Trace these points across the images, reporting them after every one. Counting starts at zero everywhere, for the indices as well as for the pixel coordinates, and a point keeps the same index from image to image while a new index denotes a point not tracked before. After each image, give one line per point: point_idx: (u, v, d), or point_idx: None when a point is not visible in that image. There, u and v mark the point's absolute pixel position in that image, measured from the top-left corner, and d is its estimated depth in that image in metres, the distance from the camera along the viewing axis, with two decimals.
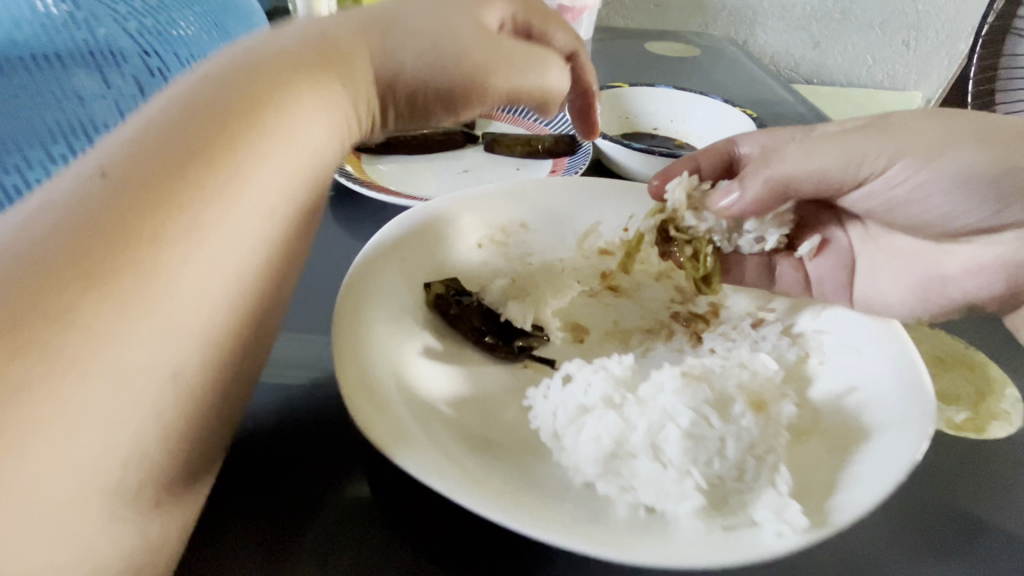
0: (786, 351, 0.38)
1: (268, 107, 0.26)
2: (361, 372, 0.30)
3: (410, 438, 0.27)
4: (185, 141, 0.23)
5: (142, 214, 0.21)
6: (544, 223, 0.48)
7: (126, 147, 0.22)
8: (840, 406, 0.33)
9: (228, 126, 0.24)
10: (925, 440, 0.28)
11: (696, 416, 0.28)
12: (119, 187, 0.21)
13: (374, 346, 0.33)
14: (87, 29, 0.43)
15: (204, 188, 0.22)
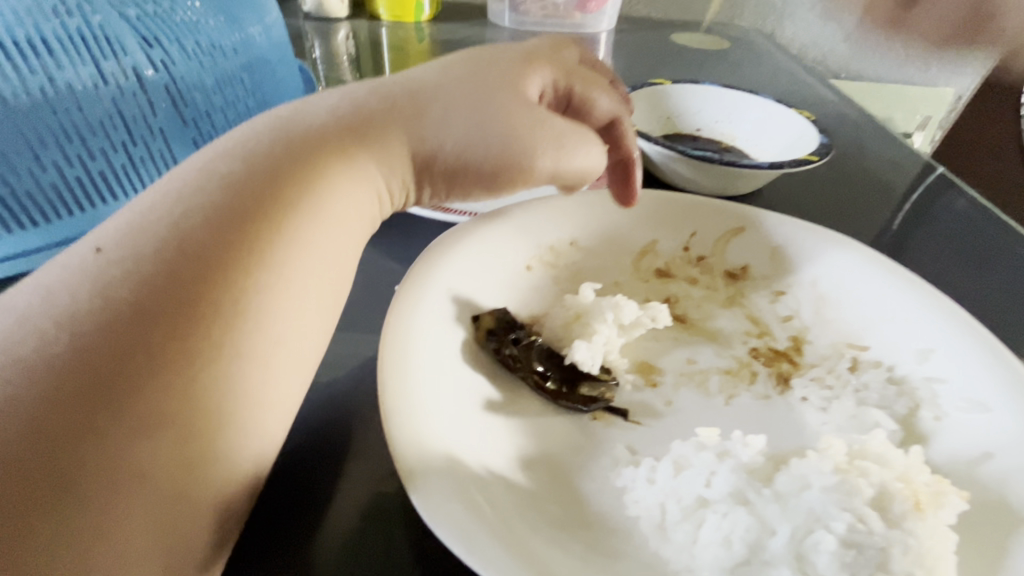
0: (894, 402, 0.34)
1: (291, 183, 0.28)
2: (425, 450, 0.25)
3: (445, 485, 0.24)
4: (207, 219, 0.25)
5: (158, 293, 0.23)
6: (598, 242, 0.42)
7: (136, 227, 0.24)
8: (975, 478, 0.29)
9: (252, 203, 0.26)
10: None
11: (852, 519, 0.25)
12: (117, 265, 0.23)
13: (428, 406, 0.28)
14: (81, 16, 0.42)
15: (216, 260, 0.24)
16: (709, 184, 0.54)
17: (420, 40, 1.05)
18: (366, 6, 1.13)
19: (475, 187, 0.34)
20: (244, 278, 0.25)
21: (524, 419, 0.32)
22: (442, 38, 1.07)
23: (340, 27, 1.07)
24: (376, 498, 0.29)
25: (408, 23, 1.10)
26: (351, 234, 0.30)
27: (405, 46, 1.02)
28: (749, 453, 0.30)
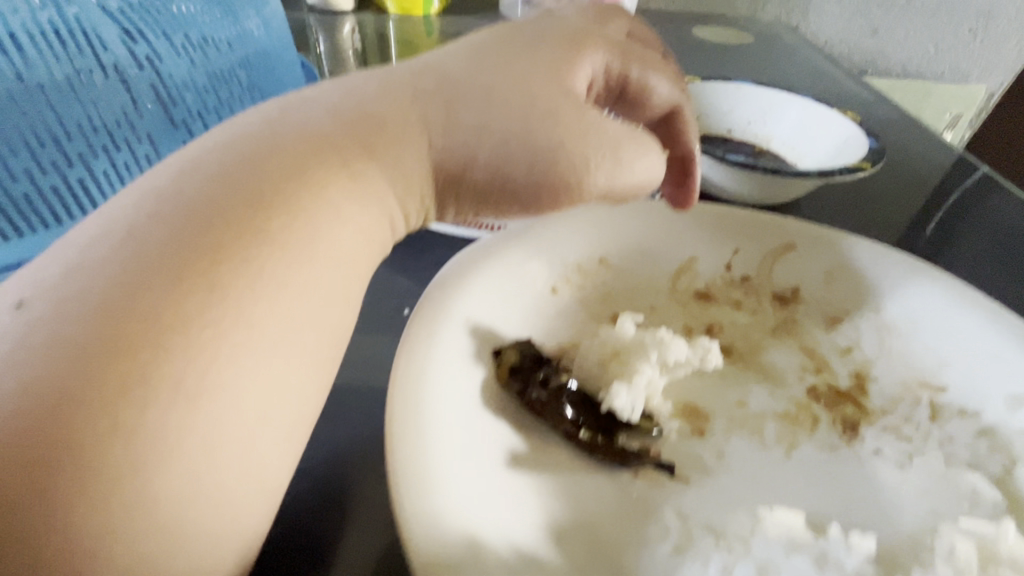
0: (987, 460, 0.30)
1: (281, 206, 0.22)
2: (463, 554, 0.21)
3: None
4: (169, 253, 0.19)
5: (97, 366, 0.17)
6: (630, 261, 0.38)
7: (63, 269, 0.18)
8: None
9: (227, 227, 0.21)
10: None
11: None
12: (37, 328, 0.17)
13: (457, 484, 0.23)
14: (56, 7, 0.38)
15: (184, 315, 0.19)
16: (750, 193, 0.49)
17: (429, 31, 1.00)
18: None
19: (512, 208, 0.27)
20: (217, 332, 0.19)
21: (558, 477, 0.27)
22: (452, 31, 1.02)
23: (346, 19, 1.02)
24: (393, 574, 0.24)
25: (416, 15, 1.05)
26: (358, 264, 0.25)
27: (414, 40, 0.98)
28: (852, 553, 0.25)
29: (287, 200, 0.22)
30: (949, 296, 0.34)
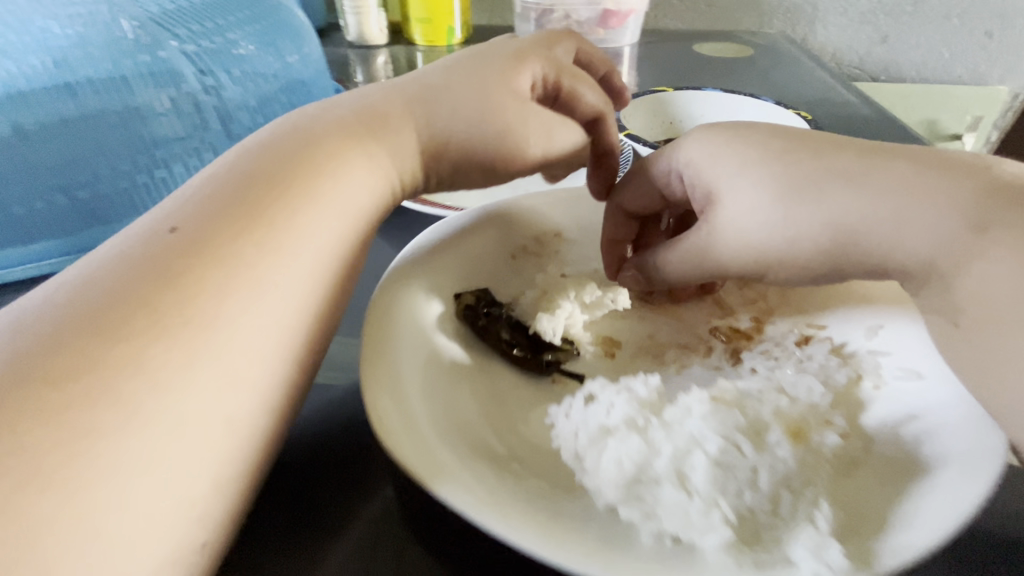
0: (835, 373, 0.35)
1: (318, 173, 0.34)
2: (393, 393, 0.28)
3: (410, 418, 0.27)
4: (243, 204, 0.31)
5: (202, 265, 0.27)
6: (578, 233, 0.47)
7: (188, 208, 0.30)
8: (898, 436, 0.30)
9: (285, 184, 0.32)
10: (995, 475, 0.25)
11: (725, 444, 0.27)
12: (174, 238, 0.28)
13: (393, 356, 0.32)
14: (149, 52, 0.53)
15: (266, 235, 0.30)
16: None
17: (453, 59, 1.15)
18: (402, 35, 1.24)
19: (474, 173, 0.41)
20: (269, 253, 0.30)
21: (484, 380, 0.36)
22: None
23: (378, 53, 1.18)
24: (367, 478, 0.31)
25: (440, 47, 1.20)
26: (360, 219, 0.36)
27: None
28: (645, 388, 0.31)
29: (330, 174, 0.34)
30: None
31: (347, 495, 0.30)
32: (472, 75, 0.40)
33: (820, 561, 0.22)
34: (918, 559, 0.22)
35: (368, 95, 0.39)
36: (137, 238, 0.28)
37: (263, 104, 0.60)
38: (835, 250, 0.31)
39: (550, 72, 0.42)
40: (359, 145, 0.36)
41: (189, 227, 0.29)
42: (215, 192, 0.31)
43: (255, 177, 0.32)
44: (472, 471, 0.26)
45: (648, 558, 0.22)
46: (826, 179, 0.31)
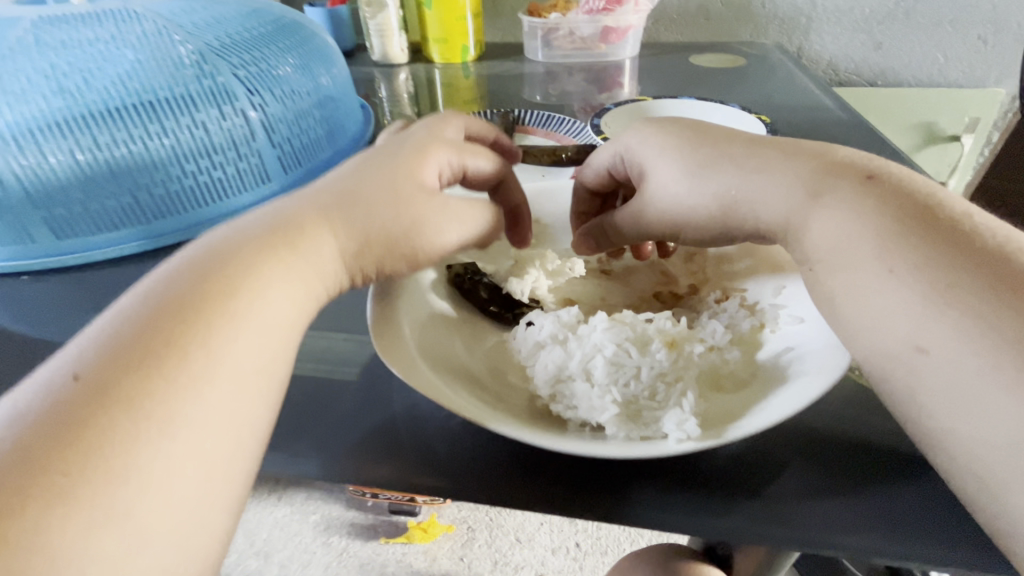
0: (742, 322, 0.44)
1: (234, 278, 0.34)
2: (398, 332, 0.40)
3: (407, 350, 0.38)
4: (161, 324, 0.31)
5: (118, 391, 0.29)
6: (556, 221, 0.58)
7: (95, 352, 0.30)
8: (777, 362, 0.39)
9: (199, 298, 0.33)
10: (828, 385, 0.33)
11: (618, 349, 0.35)
12: (86, 386, 0.29)
13: (403, 305, 0.43)
14: (210, 77, 0.65)
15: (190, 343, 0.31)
16: None
17: (467, 78, 1.27)
18: (422, 54, 1.38)
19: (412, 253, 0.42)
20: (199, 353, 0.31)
21: (472, 327, 0.47)
22: (483, 73, 1.29)
23: (399, 70, 1.31)
24: (377, 395, 0.44)
25: (456, 64, 1.33)
26: (296, 312, 0.36)
27: (451, 83, 1.25)
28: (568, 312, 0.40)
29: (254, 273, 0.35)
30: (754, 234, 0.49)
31: (363, 403, 0.43)
32: (377, 167, 0.42)
33: (680, 429, 0.31)
34: (755, 433, 0.32)
35: (280, 208, 0.40)
36: (42, 390, 0.29)
37: (299, 117, 0.73)
38: (724, 213, 0.41)
39: (453, 157, 0.46)
40: (274, 253, 0.36)
41: (89, 371, 0.29)
42: (129, 324, 0.31)
43: (162, 323, 0.32)
44: (452, 390, 0.37)
45: (563, 440, 0.32)
46: (721, 160, 0.41)
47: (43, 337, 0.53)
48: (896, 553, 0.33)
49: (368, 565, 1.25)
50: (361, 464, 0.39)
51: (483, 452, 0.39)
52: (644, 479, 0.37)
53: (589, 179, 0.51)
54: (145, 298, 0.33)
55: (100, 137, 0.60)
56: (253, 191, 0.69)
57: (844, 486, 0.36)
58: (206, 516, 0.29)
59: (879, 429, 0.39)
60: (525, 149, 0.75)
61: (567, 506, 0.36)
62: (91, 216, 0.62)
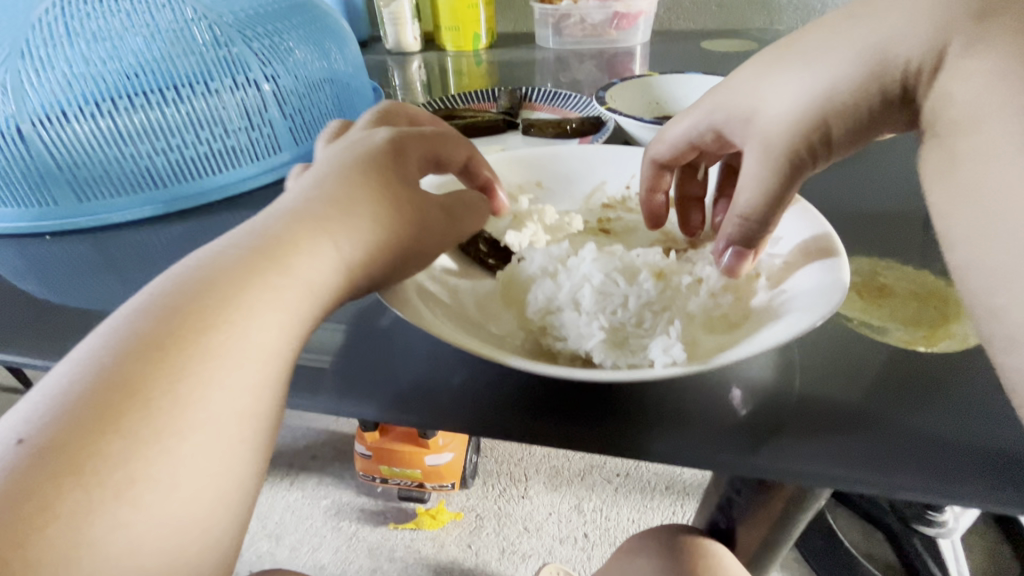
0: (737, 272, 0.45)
1: (207, 324, 0.31)
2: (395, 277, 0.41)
3: (402, 292, 0.40)
4: (121, 375, 0.29)
5: (74, 460, 0.27)
6: (558, 184, 0.59)
7: (47, 415, 0.28)
8: (770, 304, 0.39)
9: (165, 349, 0.30)
10: (816, 319, 0.34)
11: (606, 279, 0.36)
12: (38, 453, 0.27)
13: None
14: (225, 48, 0.67)
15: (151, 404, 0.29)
16: None
17: (478, 64, 1.28)
18: (435, 43, 1.39)
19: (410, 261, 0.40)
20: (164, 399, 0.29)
21: (471, 275, 0.48)
22: (495, 61, 1.30)
23: (412, 59, 1.33)
24: (384, 346, 0.45)
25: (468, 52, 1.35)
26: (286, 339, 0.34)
27: (463, 70, 1.26)
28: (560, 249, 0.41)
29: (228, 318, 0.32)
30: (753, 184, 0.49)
31: (370, 354, 0.45)
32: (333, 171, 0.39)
33: (666, 354, 0.32)
34: (737, 360, 0.32)
35: (267, 222, 0.36)
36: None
37: (310, 89, 0.75)
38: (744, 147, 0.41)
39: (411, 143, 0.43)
40: (257, 280, 0.33)
41: (36, 432, 0.27)
42: (81, 379, 0.29)
43: (118, 377, 0.29)
44: (448, 328, 0.38)
45: (552, 367, 0.33)
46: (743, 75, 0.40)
47: (67, 297, 0.56)
48: (873, 483, 0.35)
49: (377, 550, 1.26)
50: (365, 406, 0.41)
51: (479, 391, 0.41)
52: (638, 416, 0.39)
53: (664, 153, 0.49)
54: (93, 355, 0.30)
55: (119, 103, 0.63)
56: (262, 160, 0.73)
57: (830, 426, 0.37)
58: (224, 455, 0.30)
59: (873, 383, 0.40)
60: (531, 122, 0.76)
61: (563, 439, 0.38)
62: (110, 179, 0.66)
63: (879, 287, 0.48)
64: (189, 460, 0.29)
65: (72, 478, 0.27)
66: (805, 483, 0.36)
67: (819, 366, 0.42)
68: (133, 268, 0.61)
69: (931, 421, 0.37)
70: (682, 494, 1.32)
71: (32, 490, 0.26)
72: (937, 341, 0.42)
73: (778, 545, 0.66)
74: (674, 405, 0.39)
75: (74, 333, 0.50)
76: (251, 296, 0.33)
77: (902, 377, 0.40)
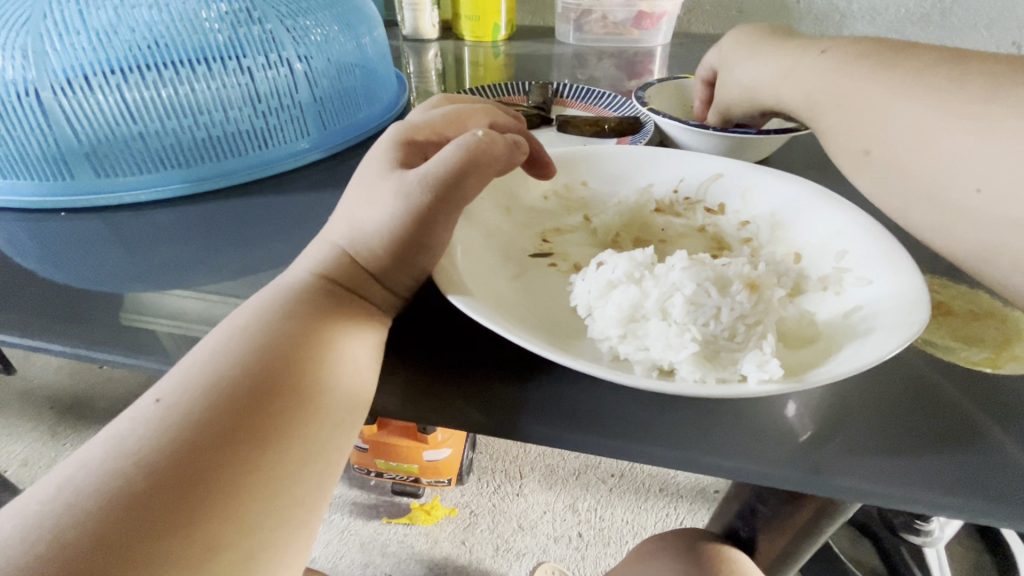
0: (811, 286, 0.44)
1: (294, 341, 0.34)
2: (457, 273, 0.40)
3: (464, 288, 0.39)
4: (210, 391, 0.31)
5: (165, 464, 0.28)
6: (606, 182, 0.57)
7: (149, 419, 0.30)
8: (848, 321, 0.39)
9: (256, 368, 0.32)
10: (908, 338, 0.33)
11: (698, 289, 0.35)
12: (138, 446, 0.29)
13: (458, 247, 0.43)
14: (259, 24, 0.64)
15: (241, 412, 0.31)
16: (715, 151, 0.65)
17: (496, 56, 1.26)
18: (453, 31, 1.37)
19: (451, 268, 0.40)
20: (245, 408, 0.31)
21: (521, 274, 0.47)
22: (513, 53, 1.27)
23: (429, 46, 1.30)
24: (436, 334, 0.41)
25: (486, 42, 1.32)
26: (358, 353, 0.36)
27: (481, 60, 1.24)
28: (642, 254, 0.39)
29: (314, 342, 0.34)
30: (805, 195, 0.50)
31: (419, 342, 0.40)
32: (394, 188, 0.40)
33: (763, 371, 0.31)
34: (833, 380, 0.32)
35: (345, 242, 0.40)
36: (132, 415, 0.30)
37: (341, 72, 0.72)
38: None
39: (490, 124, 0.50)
40: (335, 303, 0.37)
41: (172, 394, 0.31)
42: (205, 367, 0.32)
43: (243, 366, 0.32)
44: (517, 331, 0.37)
45: (638, 379, 0.32)
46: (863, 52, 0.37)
47: (84, 278, 0.52)
48: (948, 506, 0.33)
49: (369, 544, 1.24)
50: (408, 403, 0.37)
51: (547, 393, 0.38)
52: (705, 428, 0.37)
53: None
54: (215, 349, 0.33)
55: (146, 74, 0.59)
56: (291, 143, 0.70)
57: (912, 445, 0.36)
58: (280, 483, 0.30)
59: (956, 403, 0.39)
60: (567, 118, 0.74)
61: (625, 451, 0.36)
62: (130, 154, 0.62)
63: (936, 303, 0.47)
64: (258, 472, 0.30)
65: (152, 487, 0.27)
66: (878, 503, 0.34)
67: (898, 379, 0.40)
68: (155, 250, 0.58)
69: (1010, 444, 0.36)
70: (675, 496, 1.32)
71: (110, 503, 0.27)
72: (1004, 362, 0.42)
73: (797, 555, 0.66)
74: (743, 418, 0.37)
75: (88, 316, 0.48)
76: (325, 314, 0.36)
77: (964, 393, 0.39)
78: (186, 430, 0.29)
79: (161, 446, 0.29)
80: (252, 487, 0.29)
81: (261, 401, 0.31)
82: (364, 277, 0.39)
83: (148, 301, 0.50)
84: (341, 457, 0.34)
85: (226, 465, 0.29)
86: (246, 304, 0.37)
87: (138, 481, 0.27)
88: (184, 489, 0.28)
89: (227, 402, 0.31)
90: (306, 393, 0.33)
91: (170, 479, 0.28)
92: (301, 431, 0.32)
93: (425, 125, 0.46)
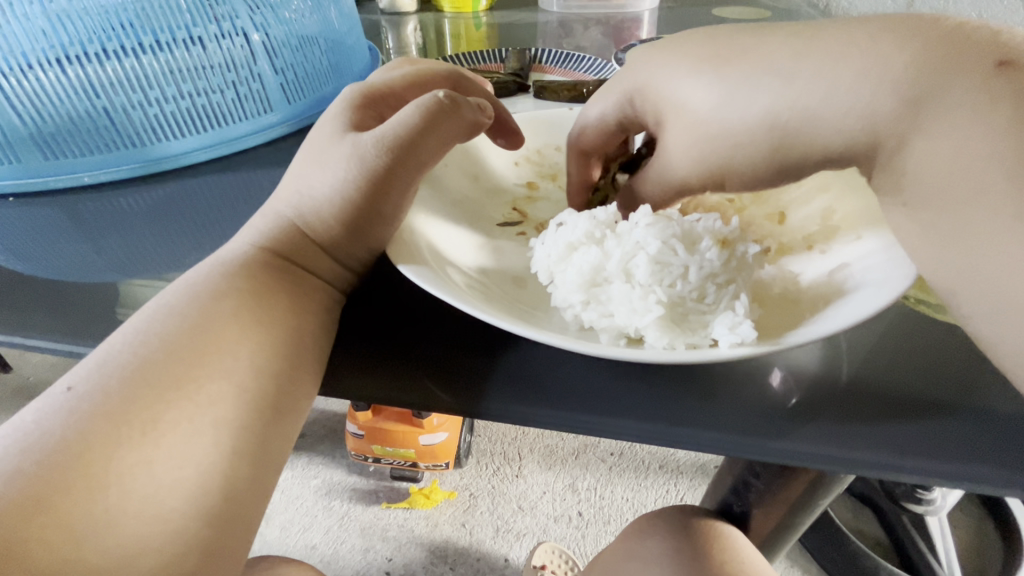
0: (798, 245, 0.41)
1: (221, 320, 0.32)
2: (414, 241, 0.38)
3: (419, 257, 0.36)
4: (127, 378, 0.29)
5: (76, 458, 0.27)
6: None
7: (62, 410, 0.28)
8: (830, 281, 0.36)
9: (178, 352, 0.30)
10: (891, 295, 0.31)
11: (664, 246, 0.32)
12: (49, 441, 0.27)
13: (416, 215, 0.41)
14: None
15: (160, 403, 0.29)
16: None
17: (478, 26, 1.21)
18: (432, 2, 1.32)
19: (407, 236, 0.38)
20: (167, 399, 0.29)
21: (485, 242, 0.45)
22: (495, 23, 1.23)
23: (408, 19, 1.25)
24: (400, 306, 0.38)
25: (467, 13, 1.27)
26: (300, 330, 0.33)
27: (462, 32, 1.19)
28: (607, 213, 0.36)
29: (247, 319, 0.32)
30: None
31: (383, 318, 0.38)
32: (341, 156, 0.37)
33: (732, 332, 0.29)
34: (809, 342, 0.29)
35: (290, 216, 0.37)
36: (42, 405, 0.29)
37: (302, 42, 0.68)
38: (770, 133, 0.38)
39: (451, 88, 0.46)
40: (274, 276, 0.34)
41: (85, 383, 0.29)
42: (127, 351, 0.30)
43: (165, 348, 0.30)
44: (474, 300, 0.34)
45: (601, 347, 0.29)
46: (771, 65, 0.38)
47: (29, 262, 0.50)
48: (943, 475, 0.31)
49: (369, 529, 1.22)
50: (367, 382, 0.34)
51: (512, 368, 0.35)
52: (678, 398, 0.34)
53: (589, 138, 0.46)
54: (137, 331, 0.31)
55: (88, 49, 0.56)
56: (252, 119, 0.67)
57: (902, 409, 0.33)
58: (208, 477, 0.28)
59: (956, 366, 0.36)
60: (545, 83, 0.71)
61: (595, 426, 0.33)
62: (78, 137, 0.59)
63: None
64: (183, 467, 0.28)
65: (62, 486, 0.26)
66: (863, 474, 0.32)
67: (890, 341, 0.38)
68: (111, 233, 0.55)
69: (1009, 403, 0.34)
70: (675, 472, 1.30)
71: (17, 504, 0.25)
72: None
73: (794, 529, 0.64)
74: (722, 387, 0.35)
75: (35, 305, 0.45)
76: (262, 289, 0.33)
77: (961, 353, 0.37)
78: (95, 427, 0.27)
79: (71, 440, 0.27)
80: (176, 482, 0.28)
81: (184, 388, 0.29)
82: (315, 249, 0.37)
83: (100, 287, 0.47)
84: (283, 444, 0.32)
85: (144, 461, 0.27)
86: (176, 281, 0.34)
87: (50, 476, 0.26)
88: (96, 486, 0.26)
89: (148, 390, 0.29)
90: (236, 375, 0.30)
91: (77, 478, 0.26)
92: (233, 418, 0.30)
93: (382, 85, 0.43)
